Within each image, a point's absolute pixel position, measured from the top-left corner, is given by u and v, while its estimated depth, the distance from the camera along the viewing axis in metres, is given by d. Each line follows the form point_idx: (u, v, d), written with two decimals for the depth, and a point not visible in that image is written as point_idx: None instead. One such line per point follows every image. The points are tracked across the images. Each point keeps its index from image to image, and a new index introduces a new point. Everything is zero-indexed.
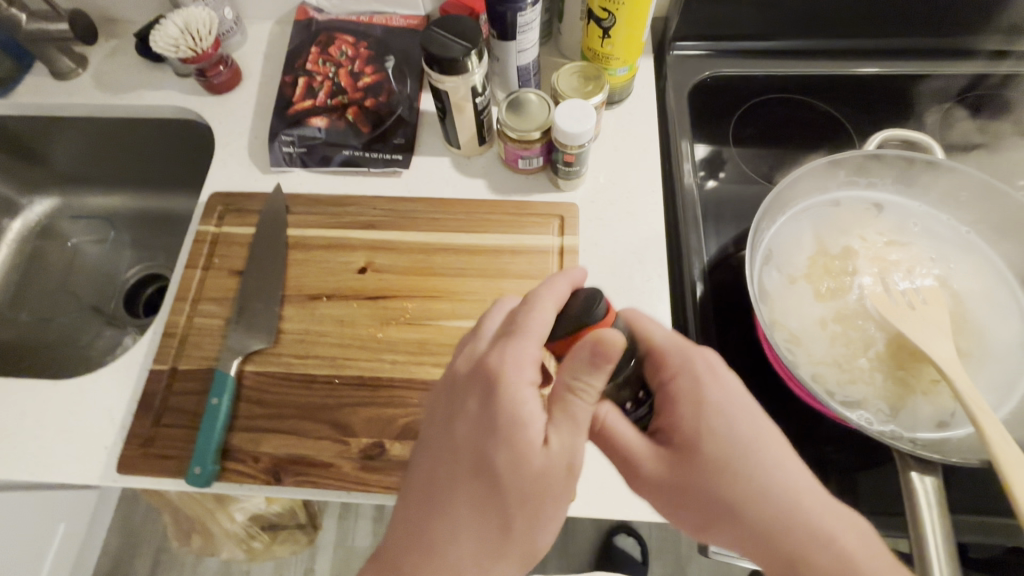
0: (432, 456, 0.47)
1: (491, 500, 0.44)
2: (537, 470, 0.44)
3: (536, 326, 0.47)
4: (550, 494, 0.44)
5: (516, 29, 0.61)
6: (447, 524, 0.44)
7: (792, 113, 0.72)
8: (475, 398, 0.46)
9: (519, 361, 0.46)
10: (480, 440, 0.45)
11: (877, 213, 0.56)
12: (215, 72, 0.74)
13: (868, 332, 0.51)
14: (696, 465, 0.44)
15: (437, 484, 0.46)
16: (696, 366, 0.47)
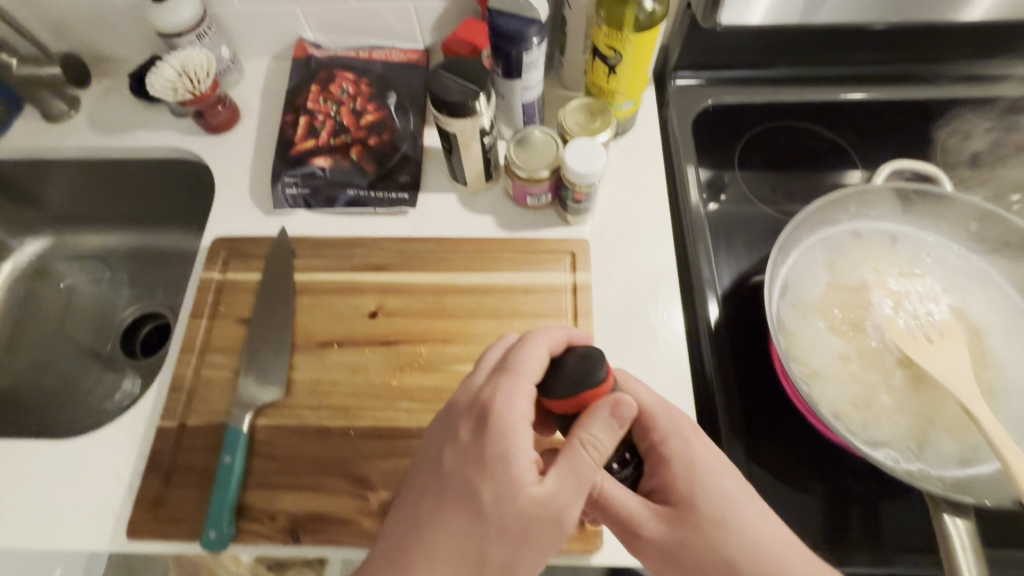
0: (419, 487, 0.46)
1: (471, 536, 0.43)
2: (521, 509, 0.43)
3: (531, 363, 0.47)
4: (531, 534, 0.43)
5: (522, 68, 0.61)
6: (424, 559, 0.43)
7: (795, 141, 0.74)
8: (470, 426, 0.46)
9: (514, 395, 0.45)
10: (467, 472, 0.45)
11: (892, 243, 0.56)
12: (214, 113, 0.73)
13: (889, 368, 0.51)
14: (692, 523, 0.47)
15: (420, 516, 0.45)
16: (685, 428, 0.51)
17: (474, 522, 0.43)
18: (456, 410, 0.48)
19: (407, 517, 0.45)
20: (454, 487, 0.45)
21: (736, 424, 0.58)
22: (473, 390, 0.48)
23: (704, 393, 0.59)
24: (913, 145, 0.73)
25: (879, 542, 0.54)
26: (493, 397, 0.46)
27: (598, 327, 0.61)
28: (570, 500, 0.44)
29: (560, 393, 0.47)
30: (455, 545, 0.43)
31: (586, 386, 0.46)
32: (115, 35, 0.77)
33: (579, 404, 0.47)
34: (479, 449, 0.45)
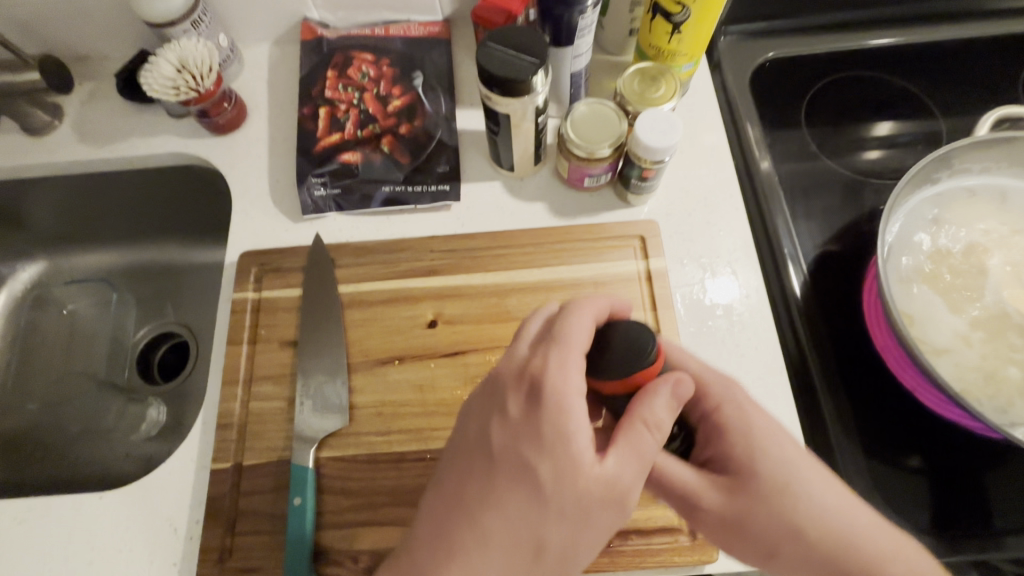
0: (463, 468, 0.40)
1: (528, 523, 0.38)
2: (583, 490, 0.38)
3: (581, 335, 0.41)
4: (592, 517, 0.38)
5: (575, 33, 0.54)
6: (471, 554, 0.37)
7: (864, 93, 0.68)
8: (523, 400, 0.40)
9: (568, 365, 0.40)
10: (523, 449, 0.39)
11: (1000, 202, 0.52)
12: (219, 111, 0.65)
13: (1016, 339, 0.47)
14: (755, 491, 0.41)
15: (466, 502, 0.39)
16: (738, 395, 0.45)
17: (532, 506, 0.38)
18: (500, 384, 0.42)
19: (447, 508, 0.39)
20: (506, 468, 0.39)
21: (838, 407, 0.54)
22: (518, 363, 0.42)
23: (800, 377, 0.55)
24: (986, 86, 0.68)
25: (991, 525, 0.51)
26: (546, 370, 0.40)
27: (678, 316, 0.56)
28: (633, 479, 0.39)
29: (609, 372, 0.41)
30: (512, 533, 0.38)
31: (638, 368, 0.41)
32: (93, 28, 0.68)
33: (630, 386, 0.42)
34: (534, 424, 0.39)
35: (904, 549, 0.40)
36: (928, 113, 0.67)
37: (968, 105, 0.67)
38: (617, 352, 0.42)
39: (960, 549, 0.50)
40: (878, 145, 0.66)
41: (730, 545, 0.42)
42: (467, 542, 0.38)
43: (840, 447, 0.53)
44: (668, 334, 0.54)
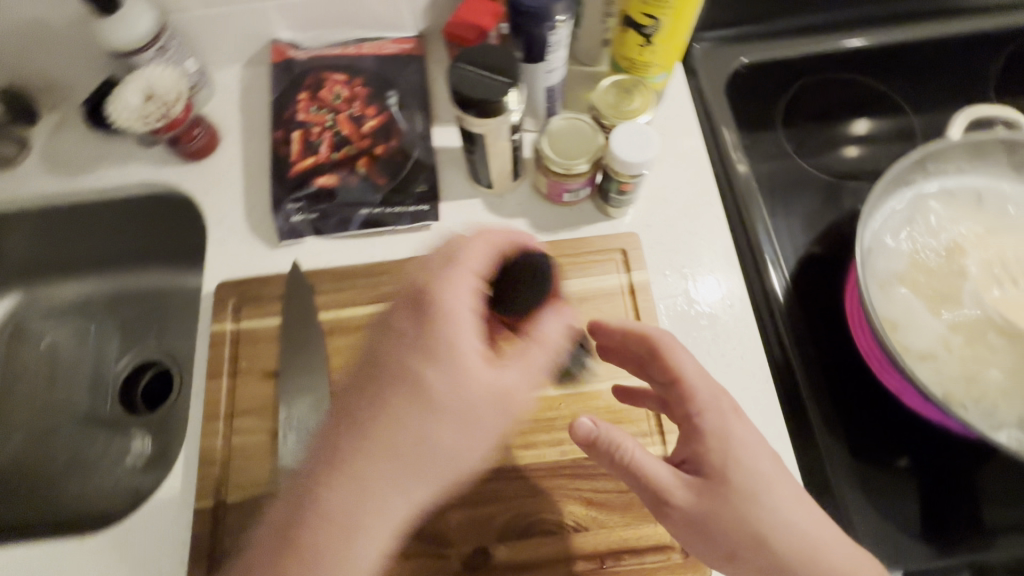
0: (356, 384, 0.40)
1: (422, 434, 0.38)
2: (469, 399, 0.38)
3: (479, 260, 0.41)
4: (478, 423, 0.39)
5: (547, 49, 0.53)
6: (366, 464, 0.37)
7: (840, 95, 0.69)
8: (418, 317, 0.39)
9: (459, 282, 0.40)
10: (413, 362, 0.38)
11: (977, 202, 0.52)
12: (190, 138, 0.63)
13: (995, 340, 0.47)
14: (723, 499, 0.40)
15: (355, 416, 0.38)
16: (725, 407, 0.42)
17: (421, 414, 0.38)
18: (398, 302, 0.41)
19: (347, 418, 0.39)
20: (399, 381, 0.38)
21: (825, 411, 0.54)
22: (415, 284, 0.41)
23: (786, 382, 0.55)
24: (959, 83, 0.68)
25: (980, 527, 0.51)
26: (438, 289, 0.39)
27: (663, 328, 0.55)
28: (526, 390, 0.40)
29: (511, 297, 0.43)
30: (406, 443, 0.37)
31: (540, 296, 0.43)
32: (56, 56, 0.66)
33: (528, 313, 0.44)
34: (428, 341, 0.38)
35: (867, 558, 0.41)
36: (903, 112, 0.67)
37: (942, 103, 0.68)
38: (517, 279, 0.43)
39: (950, 553, 0.49)
40: (855, 146, 0.66)
41: (690, 543, 0.41)
42: (356, 452, 0.37)
43: (828, 453, 0.52)
44: None
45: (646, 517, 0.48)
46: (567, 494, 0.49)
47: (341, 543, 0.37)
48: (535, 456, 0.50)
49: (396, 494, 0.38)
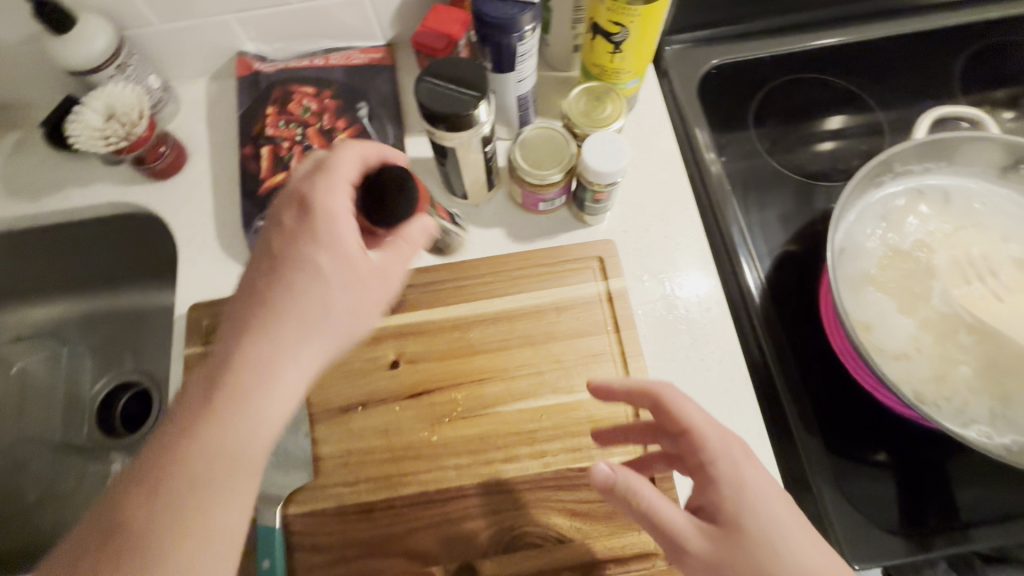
0: (246, 285, 0.40)
1: (308, 313, 0.39)
2: (357, 274, 0.40)
3: (347, 168, 0.42)
4: (365, 296, 0.41)
5: (516, 59, 0.53)
6: (247, 358, 0.37)
7: (812, 93, 0.69)
8: (291, 219, 0.40)
9: (330, 186, 0.41)
10: (300, 251, 0.39)
11: (944, 200, 0.53)
12: (156, 156, 0.61)
13: (965, 339, 0.48)
14: (744, 550, 0.36)
15: (245, 313, 0.38)
16: (737, 455, 0.39)
17: (312, 295, 0.39)
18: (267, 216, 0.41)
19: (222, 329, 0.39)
20: (273, 277, 0.39)
21: (803, 409, 0.55)
22: (291, 191, 0.41)
23: (762, 382, 0.56)
24: (926, 78, 0.69)
25: (956, 520, 0.52)
26: (314, 189, 0.40)
27: (642, 335, 0.56)
28: (400, 269, 0.43)
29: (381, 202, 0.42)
30: (288, 331, 0.38)
31: (407, 199, 0.43)
32: (12, 76, 0.64)
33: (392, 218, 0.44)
34: (302, 235, 0.39)
35: None
36: (872, 108, 0.68)
37: (911, 98, 0.68)
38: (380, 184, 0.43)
39: (928, 548, 0.50)
40: (828, 144, 0.66)
41: None
42: (249, 343, 0.37)
43: (807, 453, 0.53)
44: (633, 354, 0.54)
45: (629, 525, 0.48)
46: (551, 506, 0.49)
47: (230, 441, 0.36)
48: (518, 469, 0.50)
49: (284, 386, 0.38)
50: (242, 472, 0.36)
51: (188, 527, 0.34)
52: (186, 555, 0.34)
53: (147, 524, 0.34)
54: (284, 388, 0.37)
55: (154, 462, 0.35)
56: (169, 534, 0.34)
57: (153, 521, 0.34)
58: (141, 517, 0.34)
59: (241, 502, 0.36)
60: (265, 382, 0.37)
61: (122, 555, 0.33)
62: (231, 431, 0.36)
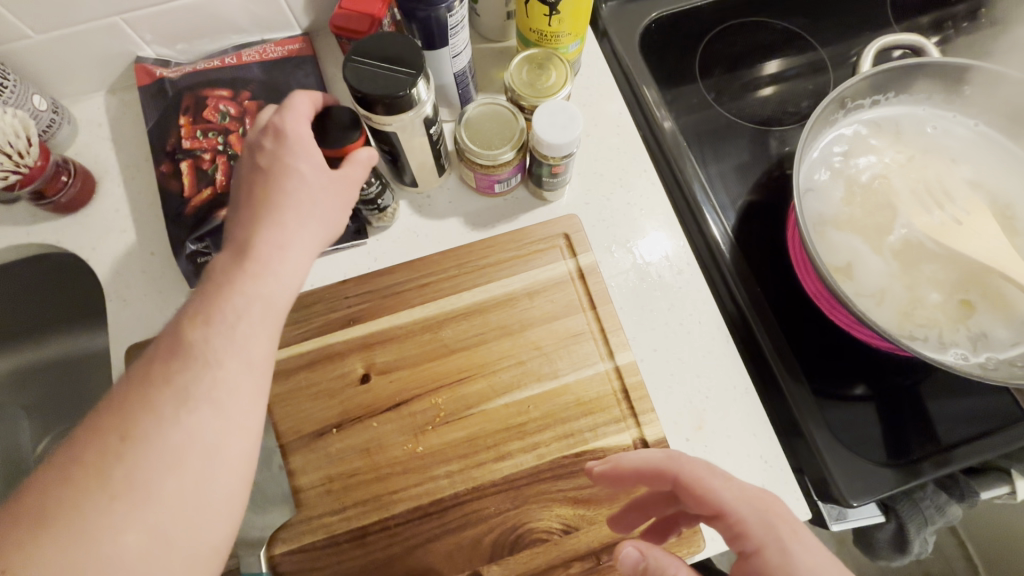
0: (241, 196, 0.42)
1: (295, 208, 0.41)
2: (328, 179, 0.42)
3: (304, 103, 0.43)
4: (337, 197, 0.43)
5: (447, 33, 0.48)
6: (258, 234, 0.40)
7: (751, 38, 0.68)
8: (270, 137, 0.42)
9: (296, 107, 0.43)
10: (281, 161, 0.41)
11: (895, 131, 0.53)
12: (58, 187, 0.54)
13: (931, 266, 0.48)
14: None
15: (242, 219, 0.41)
16: (783, 534, 0.34)
17: (297, 195, 0.41)
18: (247, 143, 0.44)
19: (226, 234, 0.42)
20: (265, 184, 0.41)
21: (786, 356, 0.54)
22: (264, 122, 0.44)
23: (742, 334, 0.56)
24: (859, 10, 0.68)
25: (938, 443, 0.52)
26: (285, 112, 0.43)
27: (618, 307, 0.54)
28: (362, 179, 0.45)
29: (327, 134, 0.44)
30: (285, 220, 0.40)
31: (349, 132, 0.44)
32: None
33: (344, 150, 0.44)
34: (283, 144, 0.42)
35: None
36: (810, 47, 0.67)
37: (846, 33, 0.68)
38: (338, 117, 0.45)
39: (922, 473, 0.51)
40: (771, 88, 0.66)
41: None
42: (251, 237, 0.40)
43: (796, 401, 0.53)
44: (613, 329, 0.52)
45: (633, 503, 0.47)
46: (552, 497, 0.47)
47: (256, 294, 0.38)
48: (513, 466, 0.48)
49: (291, 258, 0.40)
50: (269, 324, 0.38)
51: (230, 357, 0.35)
52: (226, 382, 0.35)
53: (194, 349, 0.35)
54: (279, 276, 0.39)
55: (193, 307, 0.37)
56: (214, 359, 0.35)
57: (200, 346, 0.35)
58: (189, 345, 0.35)
59: (272, 352, 0.38)
60: (275, 248, 0.39)
61: (131, 408, 0.32)
62: (258, 285, 0.38)
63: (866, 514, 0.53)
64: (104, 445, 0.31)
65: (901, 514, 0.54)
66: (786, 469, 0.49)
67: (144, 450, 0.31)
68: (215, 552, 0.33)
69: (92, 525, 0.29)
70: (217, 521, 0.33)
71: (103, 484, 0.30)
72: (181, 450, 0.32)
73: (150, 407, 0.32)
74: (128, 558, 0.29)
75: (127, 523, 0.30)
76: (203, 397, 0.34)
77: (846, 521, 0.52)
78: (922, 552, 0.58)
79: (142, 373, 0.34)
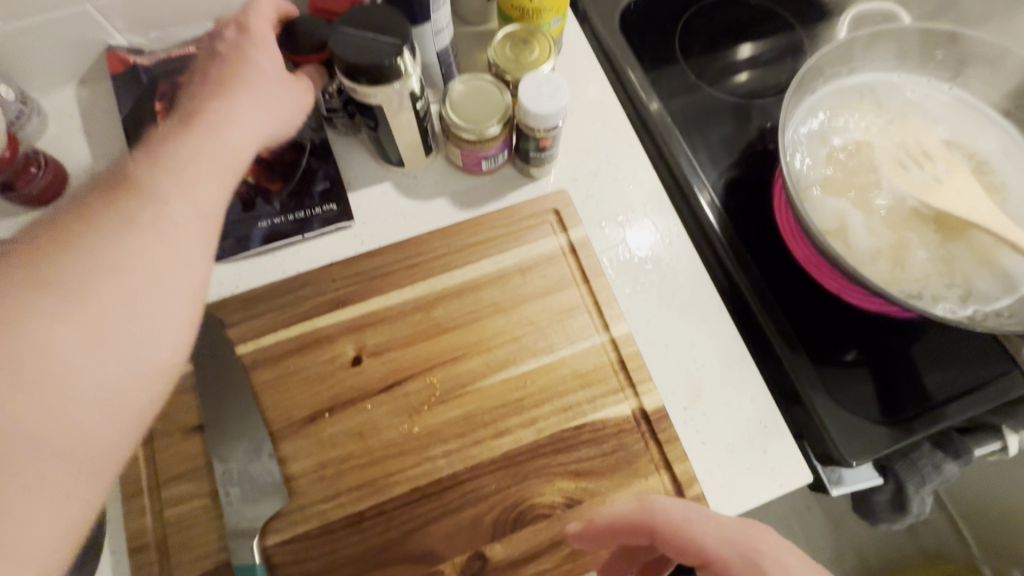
0: (197, 79, 0.42)
1: (251, 90, 0.41)
2: (283, 76, 0.44)
3: (267, 7, 0.46)
4: (293, 98, 0.44)
5: (429, 8, 0.48)
6: (212, 104, 0.39)
7: (728, 17, 0.69)
8: (233, 32, 0.44)
9: (261, 8, 0.45)
10: (241, 51, 0.42)
11: (875, 97, 0.54)
12: (28, 177, 0.52)
13: (916, 225, 0.49)
14: None
15: (197, 95, 0.41)
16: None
17: (255, 82, 0.41)
18: (210, 36, 0.45)
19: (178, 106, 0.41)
20: (221, 70, 0.42)
21: (780, 322, 0.54)
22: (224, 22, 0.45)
23: (734, 301, 0.56)
24: None
25: (932, 400, 0.53)
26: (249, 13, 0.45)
27: (611, 281, 0.53)
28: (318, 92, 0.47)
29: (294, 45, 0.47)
30: (243, 100, 0.40)
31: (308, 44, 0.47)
32: None
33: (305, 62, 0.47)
34: (246, 38, 0.43)
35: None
36: (785, 25, 0.69)
37: (819, 10, 0.70)
38: (299, 29, 0.47)
39: (917, 431, 0.51)
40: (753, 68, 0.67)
41: None
42: (204, 108, 0.39)
43: (792, 366, 0.53)
44: (606, 302, 0.51)
45: (636, 474, 0.46)
46: (553, 471, 0.46)
47: (208, 149, 0.37)
48: (511, 442, 0.47)
49: (246, 133, 0.40)
50: (224, 179, 0.37)
51: (179, 194, 0.34)
52: (170, 218, 0.33)
53: (135, 184, 0.33)
54: (233, 142, 0.38)
55: (140, 151, 0.36)
56: (161, 192, 0.34)
57: (144, 180, 0.34)
58: (134, 178, 0.34)
59: (224, 204, 0.37)
60: (225, 116, 0.39)
61: (65, 223, 0.31)
62: (213, 141, 0.37)
63: (862, 479, 0.53)
64: (35, 247, 0.29)
65: (901, 475, 0.55)
66: (786, 433, 0.49)
67: (79, 258, 0.30)
68: (150, 379, 0.31)
69: (20, 313, 0.27)
70: (157, 348, 0.32)
71: (33, 277, 0.28)
72: (123, 262, 0.31)
73: (90, 229, 0.31)
74: (59, 356, 0.28)
75: (61, 324, 0.28)
76: (148, 222, 0.32)
77: (844, 486, 0.52)
78: (921, 513, 0.59)
79: (82, 199, 0.33)
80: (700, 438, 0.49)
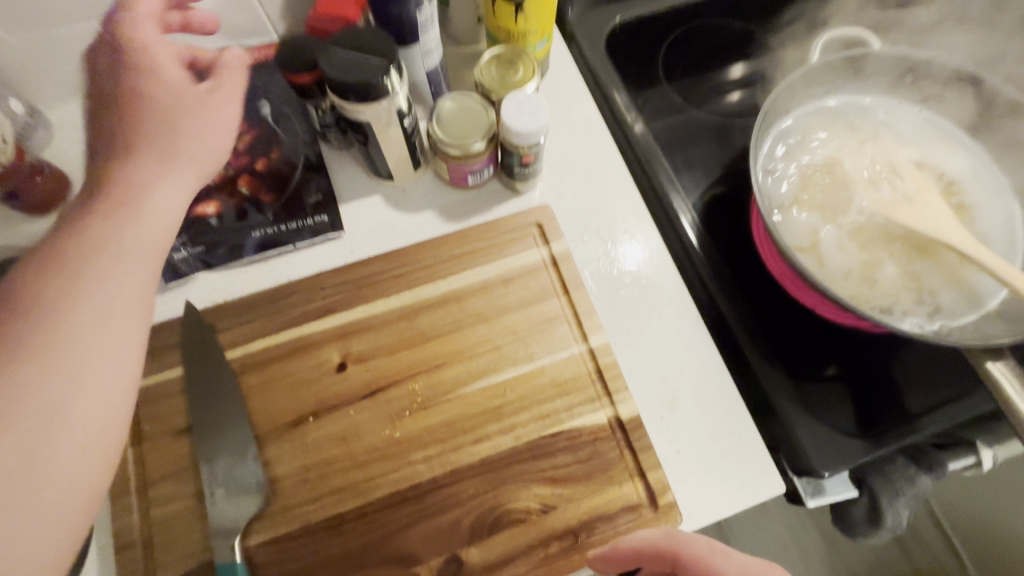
0: (95, 130, 0.44)
1: (152, 144, 0.42)
2: (181, 106, 0.44)
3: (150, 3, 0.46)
4: (203, 125, 0.45)
5: (417, 30, 0.51)
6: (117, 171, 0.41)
7: (710, 41, 0.72)
8: (111, 55, 0.44)
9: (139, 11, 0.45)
10: (124, 90, 0.43)
11: (848, 118, 0.56)
12: (32, 187, 0.54)
13: (885, 242, 0.51)
14: None
15: (98, 156, 0.43)
16: None
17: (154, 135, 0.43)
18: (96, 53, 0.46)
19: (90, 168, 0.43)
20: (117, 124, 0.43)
21: (756, 335, 0.56)
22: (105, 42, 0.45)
23: (712, 315, 0.57)
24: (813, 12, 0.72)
25: (906, 413, 0.54)
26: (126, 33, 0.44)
27: (591, 294, 0.55)
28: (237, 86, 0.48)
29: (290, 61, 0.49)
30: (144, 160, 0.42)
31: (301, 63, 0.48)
32: None
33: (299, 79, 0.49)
34: (129, 62, 0.44)
35: None
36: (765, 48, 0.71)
37: (799, 34, 0.72)
38: (293, 48, 0.49)
39: (890, 442, 0.52)
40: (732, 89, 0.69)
41: None
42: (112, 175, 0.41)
43: (767, 378, 0.54)
44: (585, 313, 0.53)
45: (609, 481, 0.48)
46: (529, 478, 0.47)
47: (122, 219, 0.39)
48: (490, 448, 0.48)
49: (158, 187, 0.42)
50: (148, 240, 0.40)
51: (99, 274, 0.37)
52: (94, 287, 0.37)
53: (56, 269, 0.36)
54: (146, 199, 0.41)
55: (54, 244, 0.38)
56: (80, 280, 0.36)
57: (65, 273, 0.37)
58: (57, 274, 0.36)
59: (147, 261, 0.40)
60: (134, 182, 0.41)
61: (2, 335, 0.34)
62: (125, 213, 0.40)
63: (841, 490, 0.53)
64: None
65: (875, 488, 0.55)
66: (758, 443, 0.50)
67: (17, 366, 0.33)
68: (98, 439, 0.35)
69: None
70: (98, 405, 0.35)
71: None
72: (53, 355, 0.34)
73: (30, 305, 0.35)
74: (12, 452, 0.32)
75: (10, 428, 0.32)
76: (64, 310, 0.35)
77: (823, 497, 0.52)
78: (897, 527, 0.59)
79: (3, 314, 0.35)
80: (675, 447, 0.50)
